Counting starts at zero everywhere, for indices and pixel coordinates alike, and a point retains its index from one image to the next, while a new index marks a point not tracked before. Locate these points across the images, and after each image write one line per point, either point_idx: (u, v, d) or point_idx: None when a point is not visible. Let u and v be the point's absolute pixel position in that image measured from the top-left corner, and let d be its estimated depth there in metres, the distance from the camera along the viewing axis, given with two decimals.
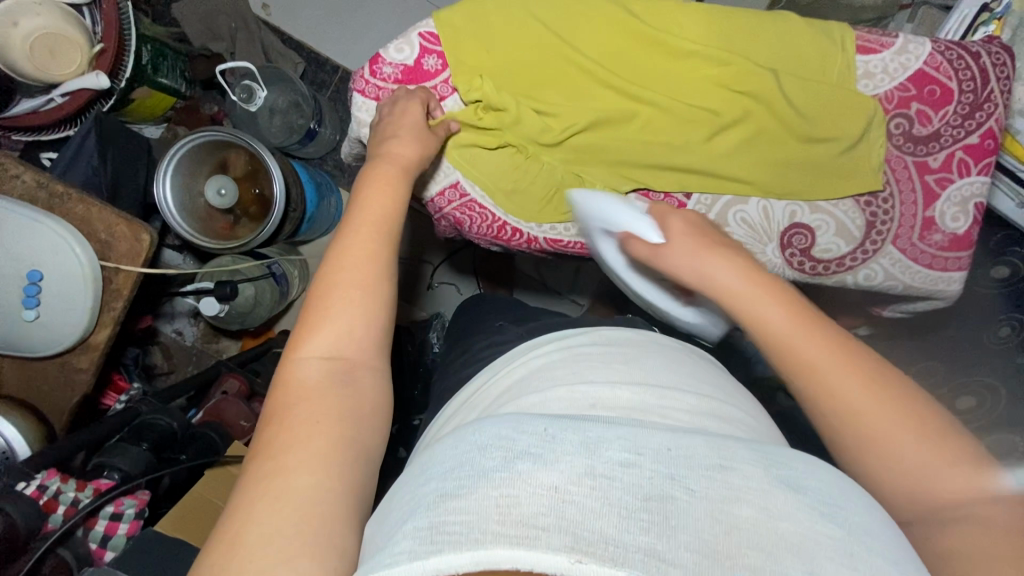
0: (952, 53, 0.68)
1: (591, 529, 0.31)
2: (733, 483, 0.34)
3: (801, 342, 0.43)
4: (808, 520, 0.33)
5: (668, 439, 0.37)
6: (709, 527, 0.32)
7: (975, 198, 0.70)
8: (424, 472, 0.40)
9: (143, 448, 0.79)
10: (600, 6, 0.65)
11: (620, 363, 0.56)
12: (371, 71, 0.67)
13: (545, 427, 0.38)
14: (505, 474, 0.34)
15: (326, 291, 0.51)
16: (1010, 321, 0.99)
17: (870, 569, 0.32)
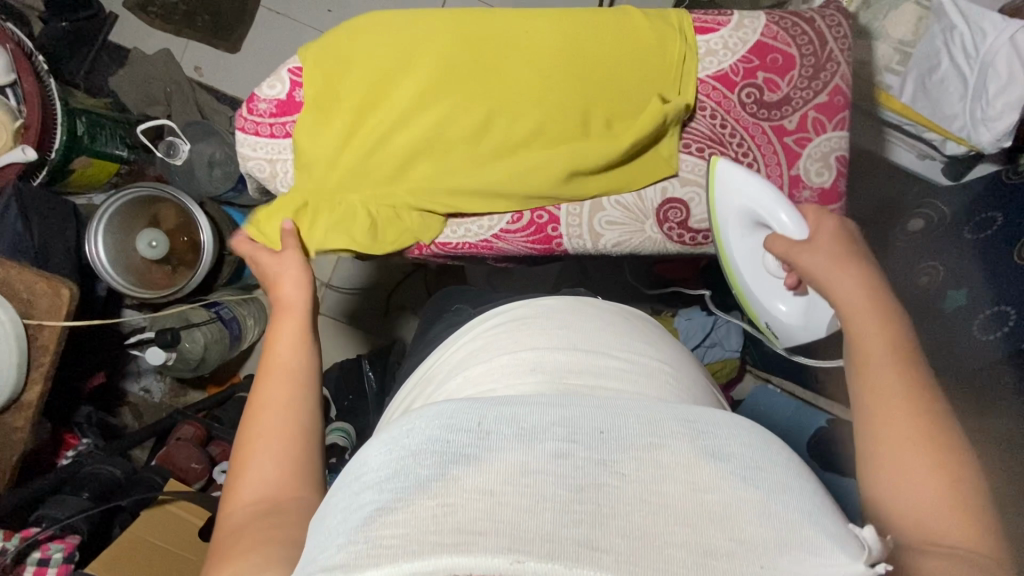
0: (787, 22, 0.73)
1: (524, 526, 0.29)
2: (664, 461, 0.32)
3: (879, 358, 0.47)
4: (733, 486, 0.32)
5: (602, 422, 0.35)
6: (639, 512, 0.30)
7: (834, 152, 0.74)
8: (355, 481, 0.36)
9: (84, 497, 0.82)
10: (451, 23, 0.71)
11: (557, 332, 0.55)
12: (248, 109, 0.72)
13: (480, 417, 0.35)
14: (440, 483, 0.31)
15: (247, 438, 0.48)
16: (930, 270, 1.00)
17: (785, 524, 0.30)
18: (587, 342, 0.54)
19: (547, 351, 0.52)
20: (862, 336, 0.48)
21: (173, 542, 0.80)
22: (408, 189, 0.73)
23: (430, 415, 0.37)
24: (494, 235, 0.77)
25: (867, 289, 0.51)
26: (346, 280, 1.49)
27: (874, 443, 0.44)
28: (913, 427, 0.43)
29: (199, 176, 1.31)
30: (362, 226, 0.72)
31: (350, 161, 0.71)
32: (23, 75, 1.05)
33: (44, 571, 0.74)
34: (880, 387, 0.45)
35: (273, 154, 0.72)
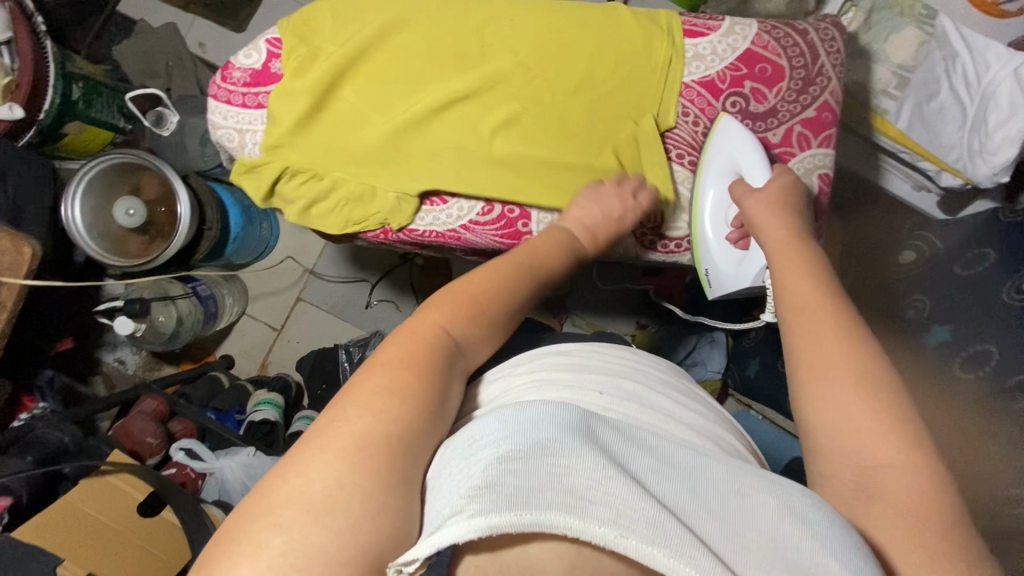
0: (779, 32, 0.72)
1: (633, 507, 0.32)
2: (752, 507, 0.35)
3: (823, 333, 0.49)
4: (815, 542, 0.34)
5: (694, 460, 0.38)
6: (727, 535, 0.33)
7: (819, 169, 0.72)
8: (467, 444, 0.38)
9: (27, 461, 0.80)
10: (436, 9, 0.70)
11: (621, 378, 0.52)
12: (223, 77, 0.70)
13: (591, 415, 0.39)
14: (560, 445, 0.34)
15: (443, 306, 0.48)
16: (917, 303, 0.97)
17: None
18: (657, 393, 0.52)
19: (626, 377, 0.53)
20: (802, 308, 0.51)
21: (110, 516, 0.78)
22: (371, 171, 0.70)
23: (542, 403, 0.38)
24: (462, 225, 0.73)
25: (808, 275, 0.53)
26: (331, 268, 1.47)
27: (816, 411, 0.47)
28: (842, 381, 0.46)
29: (191, 151, 1.32)
30: (329, 205, 0.71)
31: (321, 136, 0.70)
32: (20, 34, 1.06)
33: None
34: (821, 363, 0.48)
35: (243, 124, 0.71)
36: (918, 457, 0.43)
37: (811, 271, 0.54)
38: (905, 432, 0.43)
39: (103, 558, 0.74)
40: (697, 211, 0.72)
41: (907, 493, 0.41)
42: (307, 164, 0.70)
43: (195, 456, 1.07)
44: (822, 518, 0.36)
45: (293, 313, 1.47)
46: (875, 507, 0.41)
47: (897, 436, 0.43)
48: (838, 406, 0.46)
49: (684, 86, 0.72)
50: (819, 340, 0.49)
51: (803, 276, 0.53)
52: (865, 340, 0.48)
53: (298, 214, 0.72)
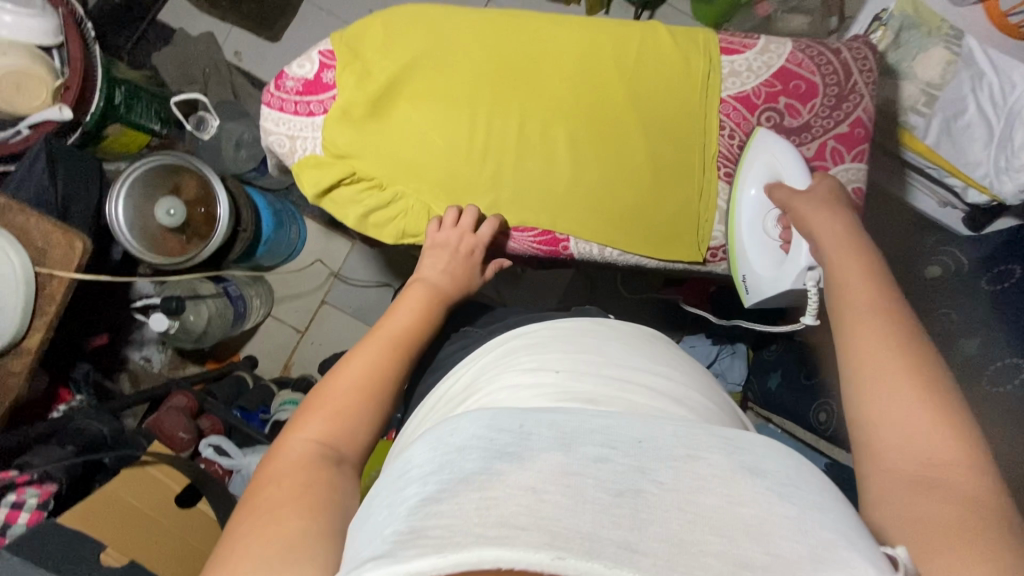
0: (813, 50, 0.74)
1: (565, 523, 0.30)
2: (699, 473, 0.34)
3: (876, 334, 0.50)
4: (765, 501, 0.33)
5: (641, 433, 0.37)
6: (675, 520, 0.31)
7: (851, 183, 0.73)
8: (402, 477, 0.38)
9: (68, 450, 0.82)
10: (481, 24, 0.73)
11: (581, 354, 0.52)
12: (276, 85, 0.73)
13: (522, 423, 0.38)
14: (484, 476, 0.33)
15: (324, 389, 0.54)
16: (944, 317, 0.99)
17: (831, 556, 0.31)
18: (627, 363, 0.52)
19: (586, 352, 0.52)
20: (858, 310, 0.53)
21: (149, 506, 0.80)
22: (418, 179, 0.73)
23: (472, 419, 0.38)
24: (502, 231, 0.75)
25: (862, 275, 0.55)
26: (356, 273, 1.49)
27: (872, 405, 0.47)
28: (902, 380, 0.47)
29: (224, 156, 1.37)
30: (381, 210, 0.74)
31: (371, 143, 0.72)
32: (71, 38, 1.07)
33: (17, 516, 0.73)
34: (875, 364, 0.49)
35: (294, 131, 0.73)
36: (973, 456, 0.43)
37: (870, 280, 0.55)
38: (963, 434, 0.44)
39: (143, 545, 0.75)
40: (732, 220, 0.73)
41: (965, 487, 0.42)
42: (359, 169, 0.73)
43: (224, 452, 1.08)
44: (778, 470, 0.36)
45: (317, 316, 1.49)
46: (932, 492, 0.42)
47: (955, 435, 0.44)
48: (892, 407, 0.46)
49: (720, 103, 0.74)
50: (871, 342, 0.50)
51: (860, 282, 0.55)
52: (926, 348, 0.49)
53: (354, 220, 0.75)
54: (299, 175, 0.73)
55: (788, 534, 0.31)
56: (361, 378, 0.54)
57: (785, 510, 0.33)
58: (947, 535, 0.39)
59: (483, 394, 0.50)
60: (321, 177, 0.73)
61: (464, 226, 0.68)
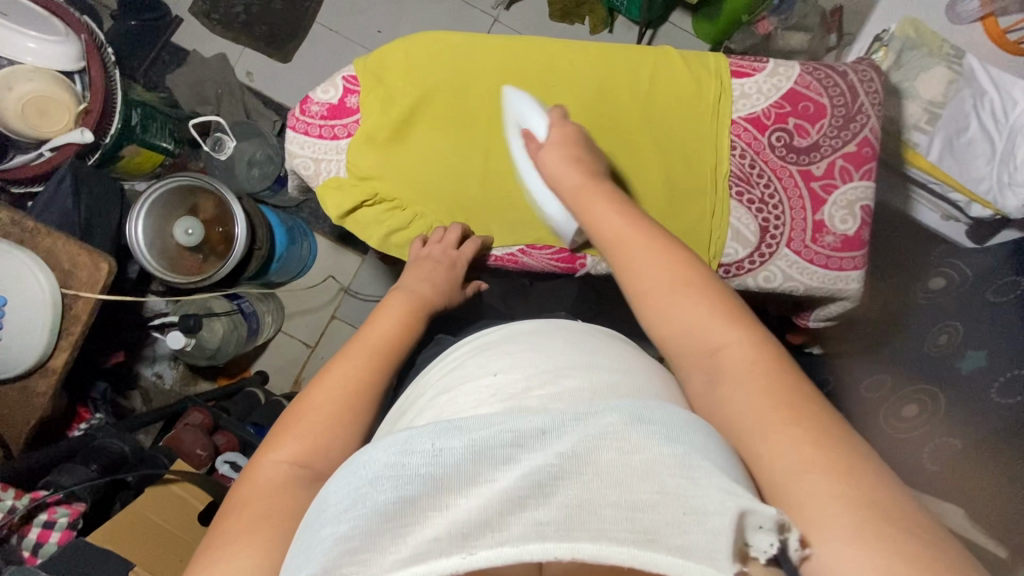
0: (821, 73, 0.76)
1: (475, 525, 0.34)
2: (593, 432, 0.38)
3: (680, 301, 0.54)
4: (655, 445, 0.37)
5: (543, 421, 0.39)
6: (574, 488, 0.35)
7: (860, 201, 0.75)
8: (319, 514, 0.39)
9: (92, 469, 0.83)
10: (497, 50, 0.76)
11: (523, 348, 0.54)
12: (301, 110, 0.76)
13: (433, 436, 0.39)
14: (400, 503, 0.36)
15: (302, 408, 0.55)
16: (948, 328, 1.00)
17: (703, 476, 0.36)
18: (578, 357, 0.52)
19: (531, 346, 0.54)
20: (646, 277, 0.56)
21: (173, 524, 0.81)
22: (439, 200, 0.75)
23: (383, 445, 0.39)
24: (520, 250, 0.77)
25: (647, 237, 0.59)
26: (365, 288, 1.51)
27: (660, 320, 0.55)
28: (665, 292, 0.55)
29: (239, 174, 1.39)
30: (403, 231, 0.76)
31: (393, 165, 0.74)
32: (91, 63, 1.09)
33: (47, 535, 0.74)
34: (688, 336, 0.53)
35: (319, 154, 0.75)
36: (740, 331, 0.51)
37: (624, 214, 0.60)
38: (723, 313, 0.52)
39: (168, 562, 0.76)
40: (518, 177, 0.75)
41: (745, 364, 0.49)
42: (381, 191, 0.75)
43: (239, 469, 1.09)
44: (659, 414, 0.40)
45: (327, 331, 1.51)
46: (724, 383, 0.50)
47: (724, 321, 0.52)
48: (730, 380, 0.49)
49: (731, 123, 0.76)
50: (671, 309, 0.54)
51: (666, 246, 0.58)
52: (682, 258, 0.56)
53: (376, 240, 0.77)
54: (322, 196, 0.75)
55: (676, 472, 0.36)
56: (339, 395, 0.56)
57: (673, 451, 0.37)
58: (769, 420, 0.45)
59: (425, 407, 0.52)
60: (347, 199, 0.74)
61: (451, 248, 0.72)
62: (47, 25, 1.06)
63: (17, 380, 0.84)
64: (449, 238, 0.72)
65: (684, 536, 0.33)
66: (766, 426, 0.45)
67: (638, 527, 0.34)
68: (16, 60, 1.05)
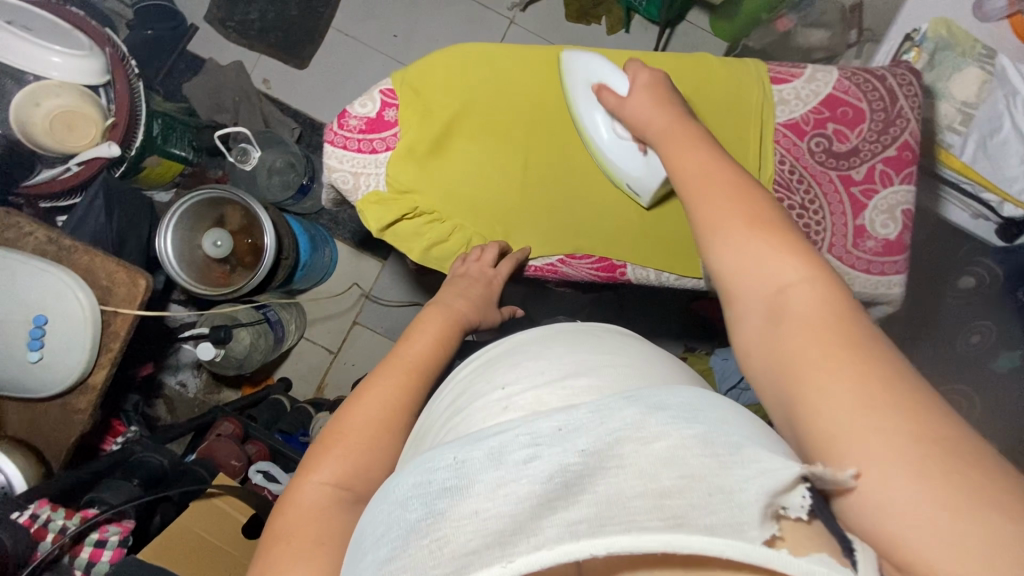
0: (860, 77, 0.76)
1: (509, 531, 0.31)
2: (613, 428, 0.34)
3: (733, 236, 0.48)
4: (675, 431, 0.34)
5: (562, 419, 0.35)
6: (605, 485, 0.32)
7: (900, 205, 0.75)
8: (360, 545, 0.37)
9: (135, 484, 0.83)
10: (533, 58, 0.75)
11: (557, 350, 0.50)
12: (339, 124, 0.75)
13: (456, 448, 0.36)
14: (428, 521, 0.33)
15: (340, 427, 0.52)
16: (980, 329, 1.07)
17: (732, 457, 0.33)
18: (628, 364, 0.48)
19: (576, 351, 0.50)
20: (707, 211, 0.50)
21: (218, 537, 0.82)
22: (479, 214, 0.75)
23: (409, 467, 0.38)
24: (560, 259, 0.78)
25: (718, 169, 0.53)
26: (386, 293, 1.51)
27: (731, 256, 0.48)
28: (733, 226, 0.48)
29: (261, 182, 1.39)
30: (445, 246, 0.76)
31: (434, 179, 0.74)
32: (117, 77, 1.09)
33: (99, 553, 0.75)
34: (741, 271, 0.47)
35: (358, 168, 0.75)
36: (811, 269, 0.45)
37: (711, 153, 0.55)
38: (798, 251, 0.46)
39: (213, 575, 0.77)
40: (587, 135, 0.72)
41: (811, 303, 0.43)
42: (421, 204, 0.75)
43: (272, 478, 1.08)
44: (679, 403, 0.36)
45: (349, 336, 1.51)
46: (784, 326, 0.43)
47: (795, 258, 0.46)
48: (783, 332, 0.43)
49: (774, 129, 0.76)
50: (729, 243, 0.48)
51: (715, 184, 0.52)
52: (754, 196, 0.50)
53: (417, 253, 0.77)
54: (362, 211, 0.74)
55: (696, 452, 0.33)
56: (378, 414, 0.53)
57: (687, 434, 0.34)
58: (816, 380, 0.39)
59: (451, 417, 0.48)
60: (390, 215, 0.74)
61: (488, 264, 0.71)
62: (72, 39, 1.06)
63: (56, 399, 0.84)
64: (486, 257, 0.72)
65: (711, 516, 0.31)
66: (832, 372, 0.39)
67: (670, 513, 0.31)
68: (42, 75, 1.05)
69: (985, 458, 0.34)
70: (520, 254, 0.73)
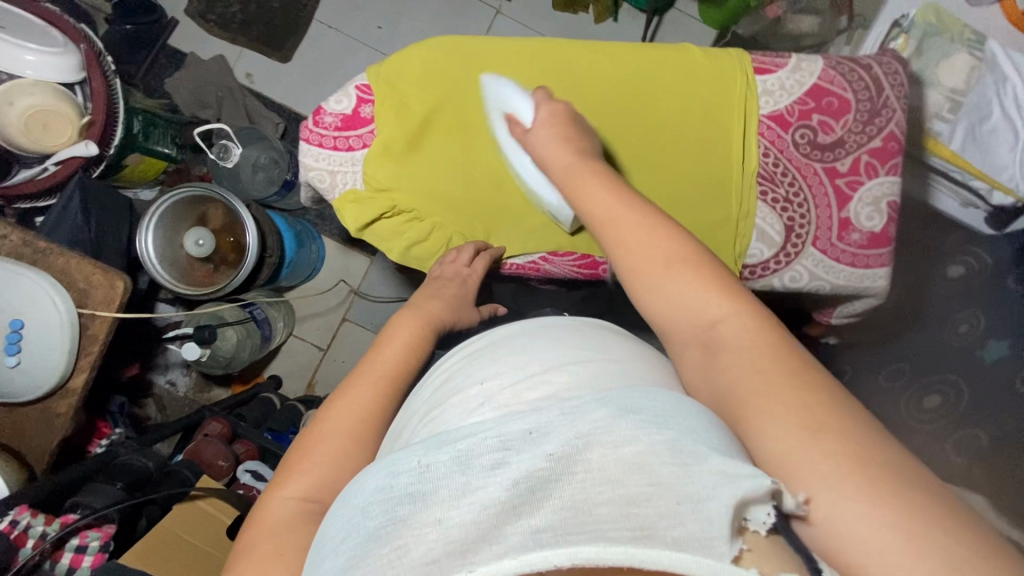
0: (845, 67, 0.75)
1: (472, 537, 0.31)
2: (582, 430, 0.34)
3: (649, 276, 0.50)
4: (645, 437, 0.34)
5: (531, 422, 0.35)
6: (570, 489, 0.32)
7: (885, 197, 0.74)
8: (322, 551, 0.36)
9: (118, 487, 0.83)
10: (509, 52, 0.74)
11: (533, 346, 0.49)
12: (314, 121, 0.74)
13: (421, 452, 0.36)
14: (390, 527, 0.32)
15: (310, 437, 0.52)
16: (968, 318, 1.04)
17: (700, 469, 0.32)
18: (610, 360, 0.47)
19: (553, 347, 0.49)
20: (628, 246, 0.52)
21: (202, 540, 0.83)
22: (458, 212, 0.74)
23: (374, 471, 0.37)
24: (541, 257, 0.77)
25: (631, 206, 0.54)
26: (374, 289, 1.50)
27: (656, 298, 0.50)
28: (660, 266, 0.50)
29: (244, 179, 1.37)
30: (425, 245, 0.75)
31: (411, 176, 0.73)
32: (93, 71, 1.06)
33: (80, 559, 0.75)
34: (668, 310, 0.50)
35: (334, 166, 0.74)
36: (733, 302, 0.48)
37: (620, 191, 0.56)
38: (718, 285, 0.49)
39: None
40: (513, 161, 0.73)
41: (742, 338, 0.46)
42: (399, 202, 0.73)
43: (261, 478, 1.10)
44: (652, 406, 0.36)
45: (339, 333, 1.50)
46: (719, 361, 0.46)
47: (717, 294, 0.48)
48: (724, 366, 0.45)
49: (758, 121, 0.74)
50: (660, 284, 0.50)
51: (633, 221, 0.53)
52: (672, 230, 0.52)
53: (397, 253, 0.76)
54: (338, 210, 0.73)
55: (665, 460, 0.33)
56: (349, 424, 0.52)
57: (654, 442, 0.33)
58: (761, 408, 0.41)
59: (421, 416, 0.47)
60: (368, 214, 0.73)
61: (465, 264, 0.71)
62: (46, 36, 1.04)
63: (36, 403, 0.84)
64: (462, 258, 0.71)
65: (677, 528, 0.30)
66: (767, 403, 0.41)
67: (636, 523, 0.31)
68: (16, 73, 1.03)
69: (904, 469, 0.37)
70: (493, 252, 0.74)
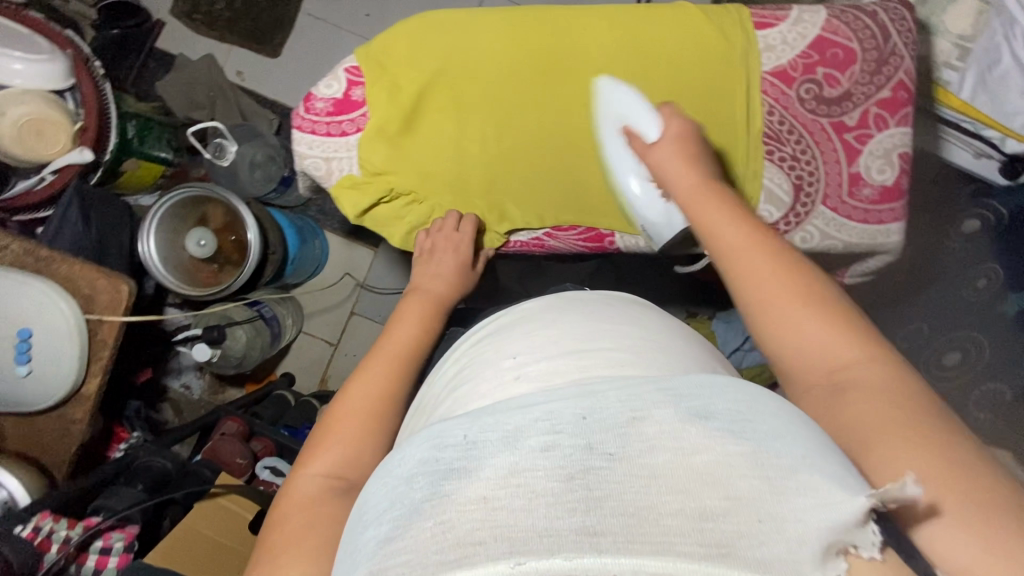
0: (849, 16, 0.72)
1: (521, 527, 0.28)
2: (646, 433, 0.31)
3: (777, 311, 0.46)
4: (718, 444, 0.30)
5: (584, 407, 0.33)
6: (630, 489, 0.29)
7: (897, 148, 0.72)
8: (359, 520, 0.35)
9: (139, 489, 0.83)
10: (500, 24, 0.72)
11: (575, 327, 0.47)
12: (305, 108, 0.72)
13: (467, 427, 0.34)
14: (432, 502, 0.30)
15: (333, 421, 0.51)
16: (986, 273, 1.00)
17: (784, 481, 0.29)
18: (634, 335, 0.46)
19: (590, 326, 0.47)
20: (755, 277, 0.47)
21: (225, 537, 0.84)
22: (454, 192, 0.74)
23: (417, 441, 0.35)
24: (545, 233, 0.78)
25: (745, 241, 0.50)
26: (380, 280, 1.49)
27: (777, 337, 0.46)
28: (784, 302, 0.46)
29: (242, 178, 1.34)
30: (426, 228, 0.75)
31: (406, 157, 0.72)
32: (82, 79, 1.06)
33: (105, 561, 0.75)
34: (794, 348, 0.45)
35: (328, 152, 0.73)
36: (870, 345, 0.43)
37: (747, 225, 0.51)
38: (839, 319, 0.44)
39: None
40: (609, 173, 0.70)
41: (877, 381, 0.41)
42: (396, 186, 0.73)
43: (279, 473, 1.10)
44: (727, 408, 0.33)
45: (348, 327, 1.50)
46: (845, 400, 0.41)
47: (849, 335, 0.44)
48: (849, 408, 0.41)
49: (759, 78, 0.72)
50: (789, 328, 0.45)
51: (763, 253, 0.48)
52: (799, 263, 0.47)
53: (398, 237, 0.76)
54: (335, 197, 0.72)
55: (742, 471, 0.29)
56: (370, 404, 0.52)
57: (728, 445, 0.30)
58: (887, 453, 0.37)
59: (450, 395, 0.45)
60: (365, 199, 0.72)
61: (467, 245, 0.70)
62: (31, 43, 1.02)
63: (53, 410, 0.84)
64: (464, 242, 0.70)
65: (760, 548, 0.27)
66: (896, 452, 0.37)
67: (712, 540, 0.27)
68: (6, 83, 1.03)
69: None
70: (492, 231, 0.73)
